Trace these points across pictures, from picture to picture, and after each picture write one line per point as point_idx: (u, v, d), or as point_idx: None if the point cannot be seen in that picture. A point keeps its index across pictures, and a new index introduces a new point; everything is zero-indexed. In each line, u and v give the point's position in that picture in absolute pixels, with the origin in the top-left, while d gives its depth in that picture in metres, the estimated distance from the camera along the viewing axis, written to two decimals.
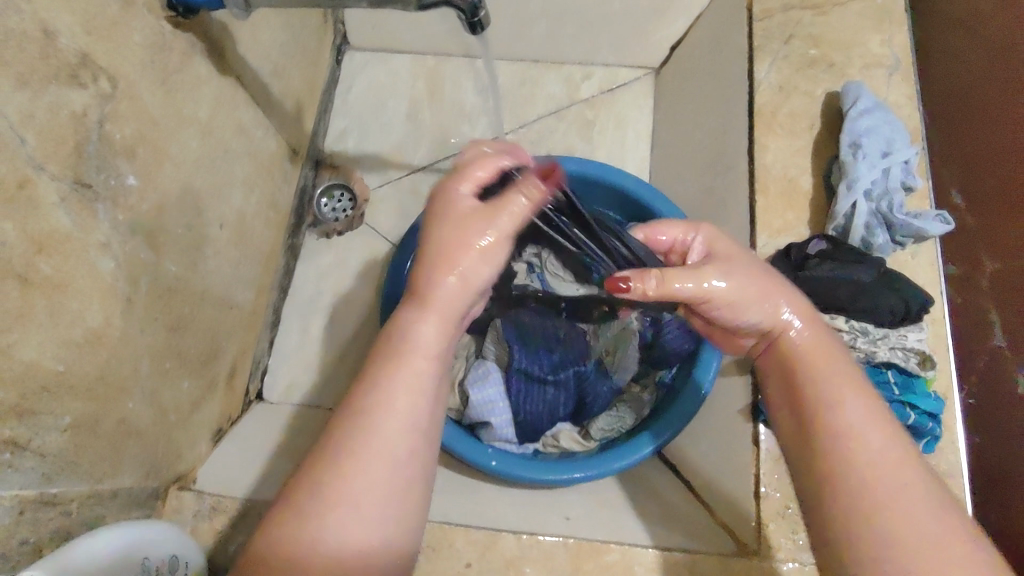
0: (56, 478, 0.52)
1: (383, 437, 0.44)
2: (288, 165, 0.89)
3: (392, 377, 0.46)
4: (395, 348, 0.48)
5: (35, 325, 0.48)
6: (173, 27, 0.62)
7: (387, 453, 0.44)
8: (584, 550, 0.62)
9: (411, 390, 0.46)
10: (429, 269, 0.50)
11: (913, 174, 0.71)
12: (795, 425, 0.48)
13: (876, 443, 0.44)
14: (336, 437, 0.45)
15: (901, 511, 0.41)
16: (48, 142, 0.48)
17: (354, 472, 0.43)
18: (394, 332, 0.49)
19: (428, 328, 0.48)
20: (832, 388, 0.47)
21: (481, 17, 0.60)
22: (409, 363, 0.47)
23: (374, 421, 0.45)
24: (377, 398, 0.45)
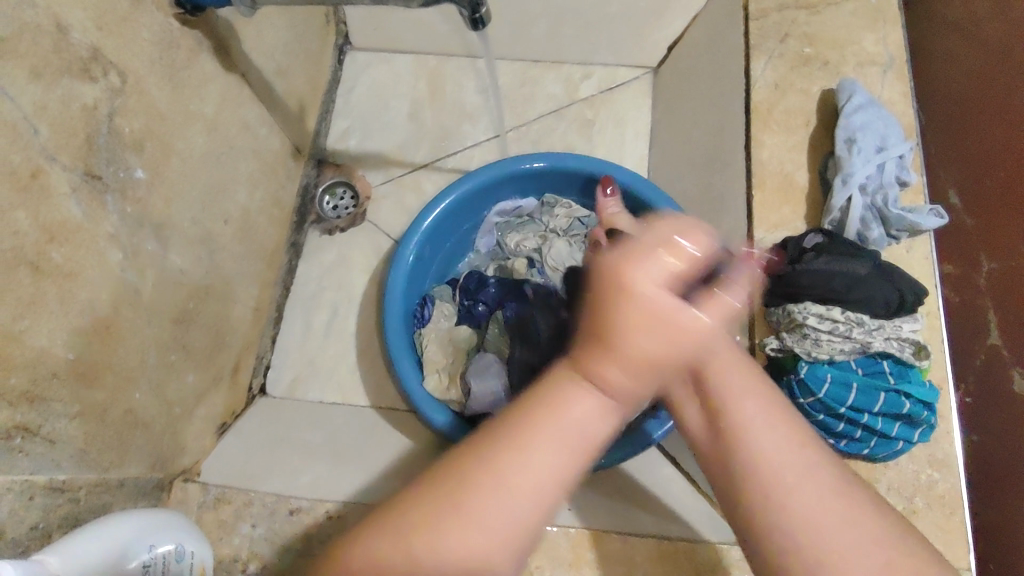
0: (65, 465, 0.52)
1: (516, 504, 0.41)
2: (291, 163, 0.91)
3: (539, 449, 0.42)
4: (552, 419, 0.42)
5: (46, 313, 0.49)
6: (181, 24, 0.63)
7: (521, 501, 0.41)
8: (586, 538, 0.63)
9: (560, 456, 0.42)
10: (605, 353, 0.41)
11: (908, 169, 0.72)
12: (700, 421, 0.49)
13: (770, 441, 0.45)
14: (466, 474, 0.42)
15: (802, 504, 0.42)
16: (60, 133, 0.49)
17: (475, 528, 0.41)
18: (555, 399, 0.42)
19: (601, 411, 0.42)
20: (740, 387, 0.48)
21: (482, 13, 0.62)
22: (564, 439, 0.42)
23: (512, 472, 0.41)
24: (522, 452, 0.42)
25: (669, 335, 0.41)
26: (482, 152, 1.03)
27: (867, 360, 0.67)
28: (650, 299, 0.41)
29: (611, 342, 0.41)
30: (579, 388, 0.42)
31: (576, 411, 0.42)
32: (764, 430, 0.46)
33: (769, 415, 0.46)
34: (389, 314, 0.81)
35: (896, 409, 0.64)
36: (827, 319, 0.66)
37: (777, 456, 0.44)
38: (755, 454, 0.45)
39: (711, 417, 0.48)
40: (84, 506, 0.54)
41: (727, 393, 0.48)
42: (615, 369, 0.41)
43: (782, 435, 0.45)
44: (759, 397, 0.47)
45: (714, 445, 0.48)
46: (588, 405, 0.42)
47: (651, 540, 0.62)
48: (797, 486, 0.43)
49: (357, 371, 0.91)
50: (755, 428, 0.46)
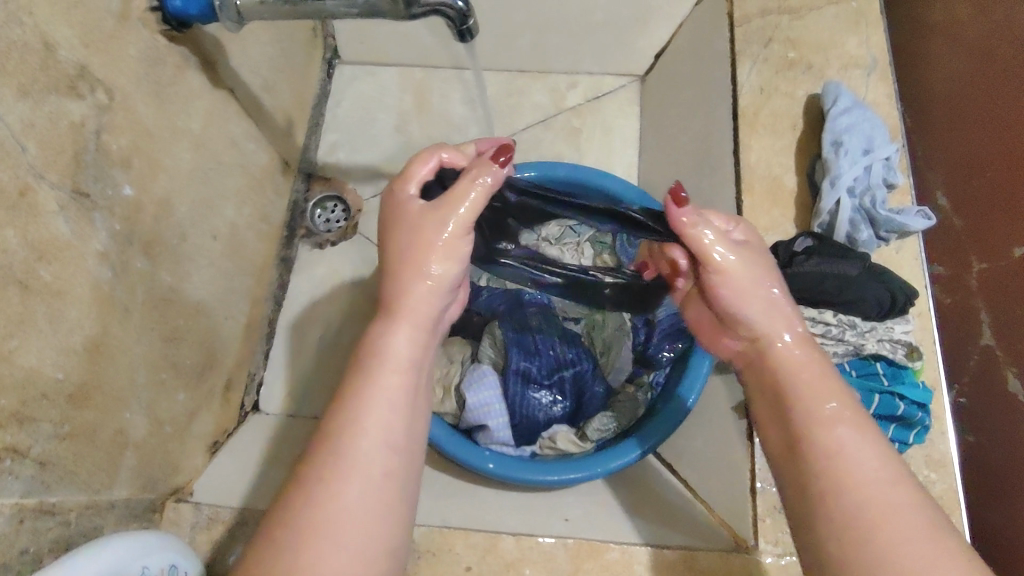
0: (54, 487, 0.51)
1: (371, 449, 0.45)
2: (280, 178, 0.90)
3: (366, 397, 0.47)
4: (371, 362, 0.49)
5: (35, 332, 0.48)
6: (168, 41, 0.63)
7: (369, 459, 0.45)
8: (585, 550, 0.63)
9: (390, 398, 0.47)
10: (399, 277, 0.51)
11: (894, 171, 0.73)
12: (784, 445, 0.48)
13: (865, 470, 0.44)
14: (315, 460, 0.44)
15: (896, 531, 0.41)
16: (49, 149, 0.49)
17: (341, 491, 0.43)
18: (373, 347, 0.49)
19: (410, 338, 0.50)
20: (824, 416, 0.47)
21: (469, 25, 0.62)
22: (388, 372, 0.48)
23: (350, 435, 0.45)
24: (352, 412, 0.46)
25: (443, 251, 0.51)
26: None
27: (860, 362, 0.67)
28: (414, 226, 0.52)
29: (404, 262, 0.51)
30: (389, 328, 0.50)
31: (389, 351, 0.49)
32: (852, 457, 0.44)
33: (866, 442, 0.45)
34: None
35: (891, 411, 0.64)
36: (819, 322, 0.68)
37: (864, 487, 0.43)
38: (848, 478, 0.44)
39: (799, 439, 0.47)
40: (75, 529, 0.53)
41: (815, 414, 0.47)
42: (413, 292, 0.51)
43: (874, 458, 0.44)
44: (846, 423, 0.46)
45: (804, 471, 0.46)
46: (395, 339, 0.50)
47: (651, 548, 0.62)
48: (893, 510, 0.42)
49: None
50: (848, 455, 0.45)
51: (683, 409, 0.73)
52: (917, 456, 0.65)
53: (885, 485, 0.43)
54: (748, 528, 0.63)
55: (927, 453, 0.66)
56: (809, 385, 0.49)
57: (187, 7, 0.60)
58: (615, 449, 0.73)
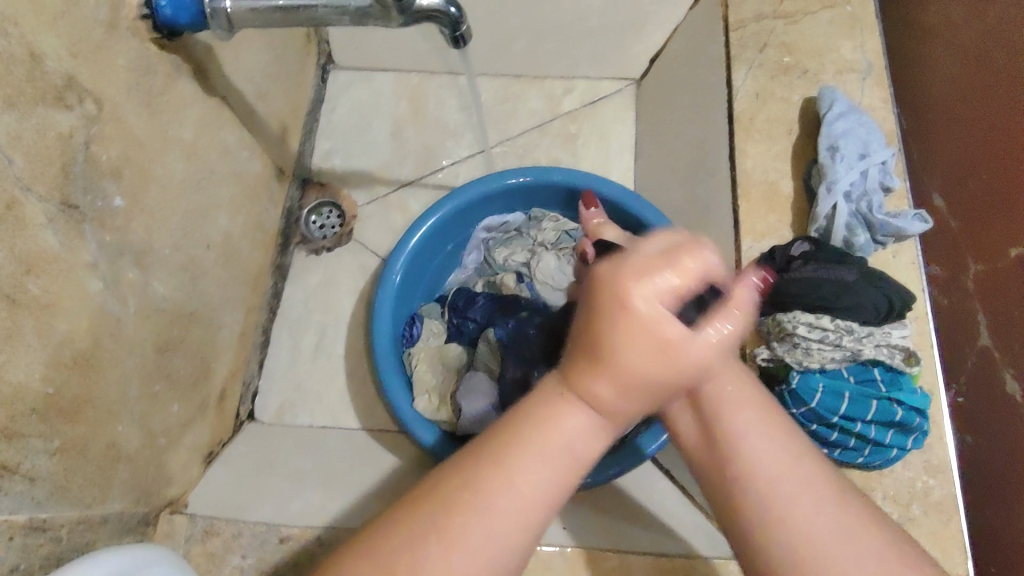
0: (44, 503, 0.51)
1: (496, 528, 0.40)
2: (274, 185, 0.90)
3: (520, 469, 0.41)
4: (535, 437, 0.41)
5: (24, 347, 0.48)
6: (158, 50, 0.62)
7: (495, 542, 0.40)
8: (582, 560, 0.62)
9: (541, 478, 0.41)
10: (601, 369, 0.40)
11: (891, 175, 0.73)
12: (699, 443, 0.47)
13: (770, 466, 0.43)
14: (442, 503, 0.40)
15: (793, 525, 0.41)
16: (36, 162, 0.49)
17: (456, 557, 0.39)
18: (541, 415, 0.42)
19: (592, 432, 0.42)
20: (729, 410, 0.46)
21: (462, 32, 0.62)
22: (551, 459, 0.41)
23: (493, 501, 0.40)
24: (504, 474, 0.41)
25: (663, 346, 0.40)
26: (467, 169, 1.03)
27: (858, 368, 0.66)
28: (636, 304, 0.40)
29: (605, 359, 0.40)
30: (570, 405, 0.41)
31: (566, 433, 0.41)
32: (758, 447, 0.44)
33: (764, 429, 0.45)
34: (377, 335, 0.80)
35: (889, 418, 0.63)
36: (817, 328, 0.65)
37: (771, 479, 0.43)
38: (745, 473, 0.44)
39: (705, 434, 0.47)
40: (66, 545, 0.52)
41: (716, 407, 0.46)
42: (603, 379, 0.40)
43: (773, 446, 0.44)
44: (755, 418, 0.46)
45: (708, 466, 0.46)
46: (578, 424, 0.41)
47: (651, 556, 0.62)
48: (790, 503, 0.42)
49: (347, 393, 0.89)
50: (745, 447, 0.45)
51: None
52: (916, 462, 0.65)
53: (791, 471, 0.43)
54: None
55: (926, 459, 0.65)
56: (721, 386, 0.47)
57: (177, 15, 0.59)
58: (616, 456, 0.73)
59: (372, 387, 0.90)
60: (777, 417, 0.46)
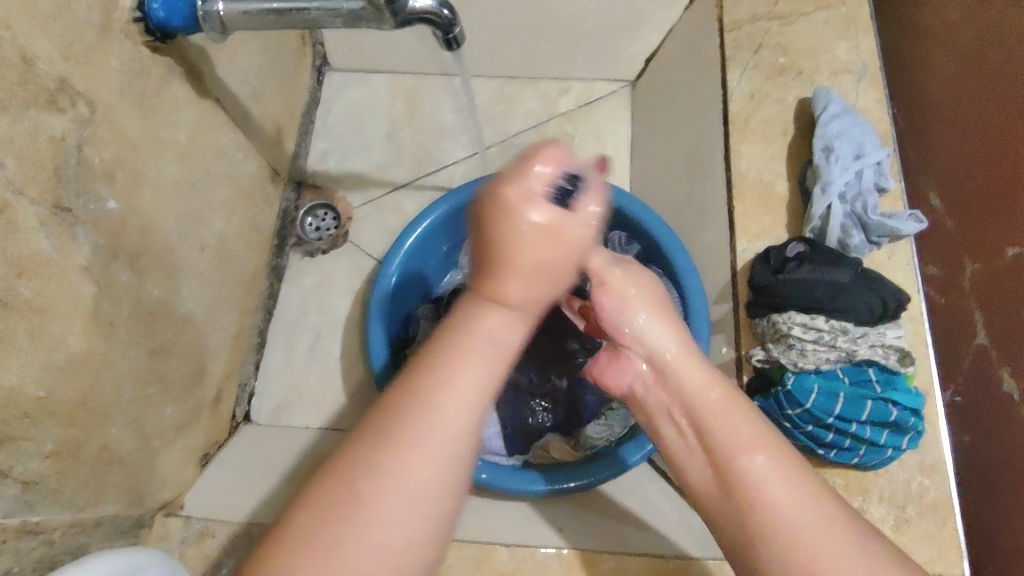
0: (37, 506, 0.51)
1: (439, 434, 0.42)
2: (270, 187, 0.90)
3: (460, 373, 0.44)
4: (462, 340, 0.46)
5: (16, 350, 0.48)
6: (152, 52, 0.62)
7: (441, 445, 0.42)
8: (578, 561, 0.62)
9: (479, 378, 0.45)
10: (502, 272, 0.47)
11: (886, 175, 0.73)
12: (712, 483, 0.51)
13: (788, 504, 0.47)
14: (387, 419, 0.43)
15: (806, 555, 0.45)
16: (28, 165, 0.48)
17: (406, 468, 0.41)
18: (465, 321, 0.47)
19: (509, 324, 0.47)
20: (739, 448, 0.50)
21: (455, 34, 0.61)
22: (478, 357, 0.45)
23: (433, 406, 0.43)
24: (442, 378, 0.44)
25: (547, 242, 0.46)
26: (462, 170, 1.03)
27: (854, 368, 0.66)
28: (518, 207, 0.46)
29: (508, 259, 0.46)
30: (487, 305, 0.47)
31: (488, 333, 0.46)
32: (773, 488, 0.47)
33: (770, 463, 0.48)
34: (372, 337, 0.80)
35: (883, 418, 0.63)
36: (812, 329, 0.65)
37: (790, 519, 0.46)
38: (755, 509, 0.47)
39: (715, 468, 0.50)
40: (59, 548, 0.52)
41: (727, 443, 0.50)
42: (519, 278, 0.46)
43: (786, 483, 0.48)
44: (767, 455, 0.49)
45: (720, 499, 0.50)
46: (496, 324, 0.47)
47: (646, 556, 0.62)
48: (803, 534, 0.46)
49: (343, 395, 0.89)
50: (761, 488, 0.48)
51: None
52: (911, 462, 0.65)
53: (809, 513, 0.46)
54: None
55: (921, 459, 0.65)
56: (718, 411, 0.52)
57: (170, 17, 0.59)
58: (604, 460, 0.73)
59: (367, 389, 0.90)
60: (779, 446, 0.50)
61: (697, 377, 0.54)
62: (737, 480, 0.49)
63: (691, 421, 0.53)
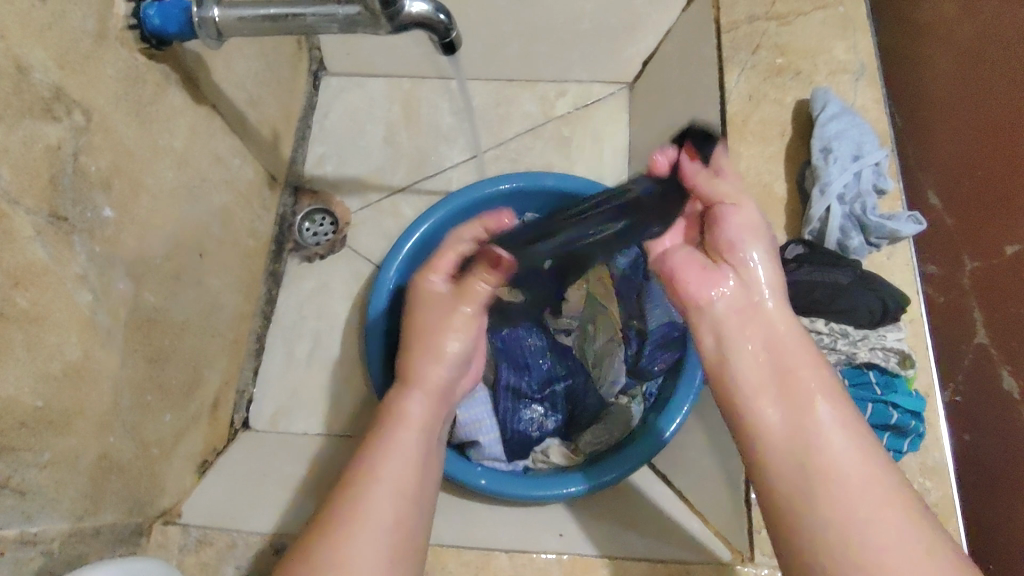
0: (35, 517, 0.50)
1: (384, 491, 0.48)
2: (268, 192, 0.90)
3: (390, 445, 0.51)
4: (389, 422, 0.54)
5: (12, 360, 0.48)
6: (147, 59, 0.62)
7: (384, 504, 0.47)
8: (577, 567, 0.62)
9: (410, 445, 0.52)
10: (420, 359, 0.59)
11: (884, 176, 0.72)
12: (777, 424, 0.46)
13: (852, 462, 0.43)
14: (339, 493, 0.48)
15: (868, 514, 0.41)
16: (23, 175, 0.48)
17: (358, 526, 0.46)
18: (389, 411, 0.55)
19: (425, 402, 0.56)
20: (813, 395, 0.46)
21: (453, 38, 0.62)
22: (403, 428, 0.53)
23: (376, 470, 0.49)
24: (376, 451, 0.51)
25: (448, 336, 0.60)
26: (460, 173, 1.03)
27: (853, 371, 0.66)
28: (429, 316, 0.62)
29: (414, 348, 0.60)
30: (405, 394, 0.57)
31: (408, 411, 0.55)
32: (840, 444, 0.44)
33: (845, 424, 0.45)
34: (371, 344, 0.81)
35: (884, 420, 0.63)
36: (811, 331, 0.67)
37: (852, 478, 0.42)
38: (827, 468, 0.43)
39: (788, 418, 0.46)
40: (57, 558, 0.52)
41: (804, 389, 0.47)
42: (439, 360, 0.59)
43: (851, 443, 0.44)
44: (837, 411, 0.45)
45: (788, 459, 0.45)
46: (414, 402, 0.56)
47: (644, 562, 0.62)
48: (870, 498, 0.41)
49: (342, 401, 0.89)
50: (827, 441, 0.44)
51: (683, 412, 0.74)
52: (911, 465, 0.65)
53: (874, 478, 0.42)
54: (744, 541, 0.62)
55: (922, 461, 0.65)
56: (798, 363, 0.48)
57: (165, 24, 0.59)
58: (611, 461, 0.73)
59: (367, 392, 0.90)
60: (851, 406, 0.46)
61: (791, 327, 0.51)
62: (806, 425, 0.45)
63: (770, 361, 0.49)
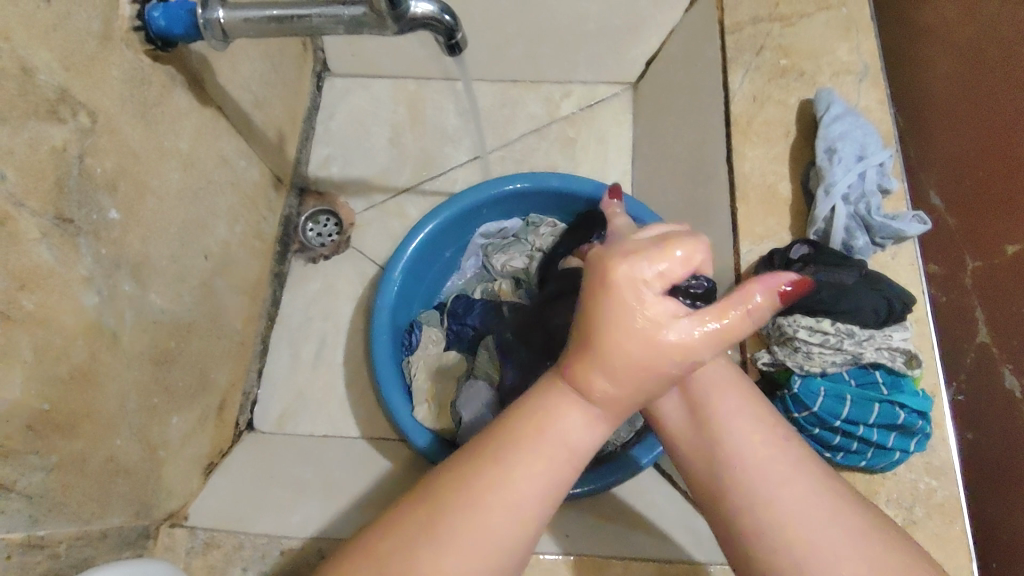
0: (41, 520, 0.50)
1: (504, 499, 0.41)
2: (272, 194, 0.89)
3: (520, 456, 0.42)
4: (524, 435, 0.42)
5: (18, 362, 0.47)
6: (152, 61, 0.62)
7: (502, 513, 0.40)
8: (585, 568, 0.62)
9: (542, 467, 0.42)
10: (599, 370, 0.41)
11: (888, 176, 0.72)
12: (694, 445, 0.48)
13: (772, 462, 0.44)
14: (446, 477, 0.42)
15: (783, 512, 0.42)
16: (29, 177, 0.48)
17: (467, 523, 0.40)
18: (537, 417, 0.43)
19: (586, 423, 0.42)
20: (728, 410, 0.48)
21: (458, 39, 0.62)
22: (543, 450, 0.42)
23: (497, 477, 0.41)
24: (500, 456, 0.42)
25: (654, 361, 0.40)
26: (464, 174, 1.02)
27: (859, 371, 0.66)
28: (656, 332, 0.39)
29: (599, 353, 0.40)
30: (566, 401, 0.42)
31: (557, 424, 0.42)
32: (756, 445, 0.45)
33: (759, 425, 0.47)
34: (376, 341, 0.80)
35: (892, 420, 0.63)
36: (818, 331, 0.65)
37: (770, 475, 0.43)
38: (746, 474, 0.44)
39: (700, 432, 0.48)
40: (64, 562, 0.52)
41: (713, 407, 0.48)
42: (623, 388, 0.41)
43: (766, 440, 0.45)
44: (755, 416, 0.47)
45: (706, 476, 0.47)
46: (571, 420, 0.42)
47: (652, 564, 0.62)
48: (786, 491, 0.42)
49: (347, 402, 0.89)
50: (733, 441, 0.46)
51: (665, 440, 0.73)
52: (918, 465, 0.65)
53: (793, 469, 0.44)
54: None
55: (928, 461, 0.65)
56: (714, 389, 0.49)
57: (171, 26, 0.59)
58: (609, 466, 0.73)
59: (372, 394, 0.90)
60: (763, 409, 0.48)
61: (713, 377, 0.50)
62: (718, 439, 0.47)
63: (687, 400, 0.50)
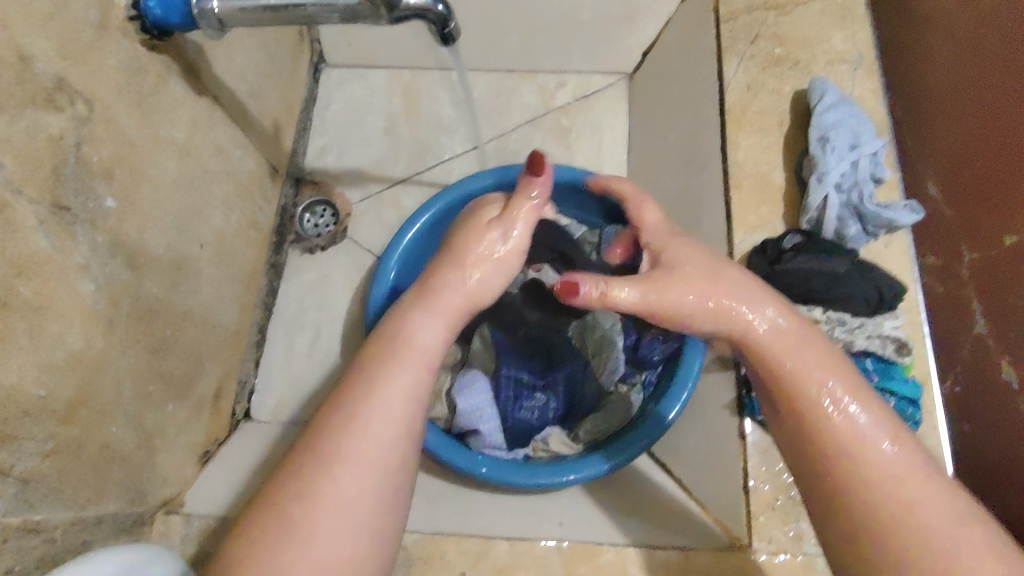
0: (37, 504, 0.51)
1: (375, 430, 0.46)
2: (268, 184, 0.90)
3: (393, 376, 0.49)
4: (396, 349, 0.50)
5: (16, 348, 0.48)
6: (149, 49, 0.62)
7: (376, 446, 0.46)
8: (580, 553, 0.63)
9: (410, 381, 0.49)
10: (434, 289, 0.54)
11: (882, 166, 0.73)
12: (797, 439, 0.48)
13: (895, 482, 0.44)
14: (325, 428, 0.47)
15: (895, 529, 0.42)
16: (26, 165, 0.49)
17: (343, 469, 0.45)
18: (397, 334, 0.52)
19: (436, 325, 0.52)
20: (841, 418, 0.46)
21: (451, 29, 0.61)
22: (407, 363, 0.50)
23: (367, 407, 0.47)
24: (370, 390, 0.48)
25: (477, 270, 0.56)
26: (461, 165, 1.03)
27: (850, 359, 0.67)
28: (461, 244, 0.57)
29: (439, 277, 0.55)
30: (418, 320, 0.52)
31: (418, 334, 0.51)
32: (875, 460, 0.45)
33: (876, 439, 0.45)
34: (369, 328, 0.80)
35: None
36: (807, 321, 0.68)
37: (893, 503, 0.43)
38: (860, 489, 0.44)
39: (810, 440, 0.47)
40: (62, 546, 0.53)
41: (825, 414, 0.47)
42: (459, 279, 0.55)
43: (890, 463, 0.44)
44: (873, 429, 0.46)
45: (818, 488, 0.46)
46: (424, 325, 0.52)
47: (644, 548, 0.63)
48: (899, 498, 0.43)
49: None
50: (856, 459, 0.45)
51: (687, 391, 0.74)
52: None
53: (915, 504, 0.43)
54: (740, 528, 0.63)
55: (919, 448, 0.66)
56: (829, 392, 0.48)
57: (167, 16, 0.59)
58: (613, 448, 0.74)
59: None
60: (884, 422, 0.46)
61: (796, 351, 0.50)
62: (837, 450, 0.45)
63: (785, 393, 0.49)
